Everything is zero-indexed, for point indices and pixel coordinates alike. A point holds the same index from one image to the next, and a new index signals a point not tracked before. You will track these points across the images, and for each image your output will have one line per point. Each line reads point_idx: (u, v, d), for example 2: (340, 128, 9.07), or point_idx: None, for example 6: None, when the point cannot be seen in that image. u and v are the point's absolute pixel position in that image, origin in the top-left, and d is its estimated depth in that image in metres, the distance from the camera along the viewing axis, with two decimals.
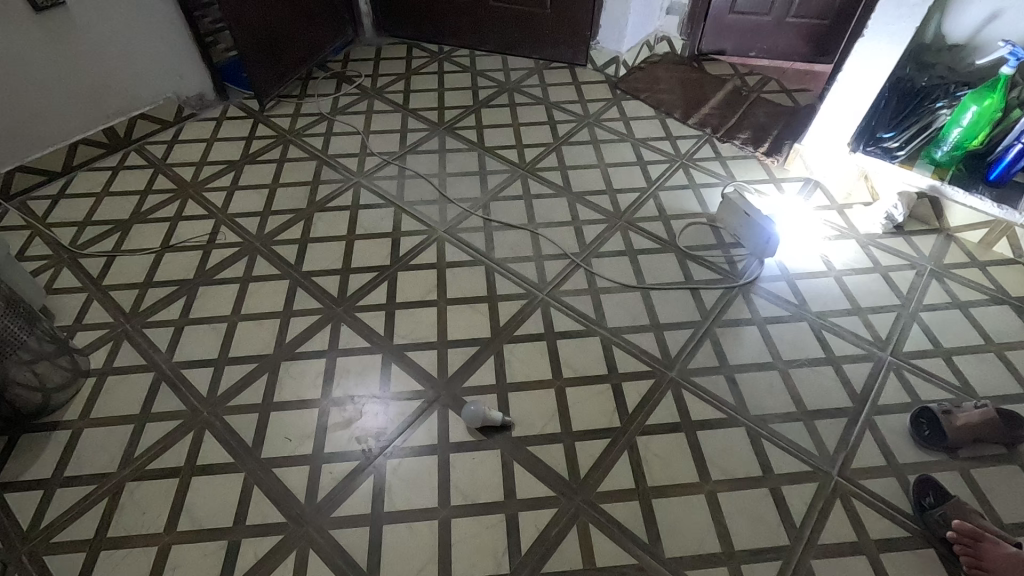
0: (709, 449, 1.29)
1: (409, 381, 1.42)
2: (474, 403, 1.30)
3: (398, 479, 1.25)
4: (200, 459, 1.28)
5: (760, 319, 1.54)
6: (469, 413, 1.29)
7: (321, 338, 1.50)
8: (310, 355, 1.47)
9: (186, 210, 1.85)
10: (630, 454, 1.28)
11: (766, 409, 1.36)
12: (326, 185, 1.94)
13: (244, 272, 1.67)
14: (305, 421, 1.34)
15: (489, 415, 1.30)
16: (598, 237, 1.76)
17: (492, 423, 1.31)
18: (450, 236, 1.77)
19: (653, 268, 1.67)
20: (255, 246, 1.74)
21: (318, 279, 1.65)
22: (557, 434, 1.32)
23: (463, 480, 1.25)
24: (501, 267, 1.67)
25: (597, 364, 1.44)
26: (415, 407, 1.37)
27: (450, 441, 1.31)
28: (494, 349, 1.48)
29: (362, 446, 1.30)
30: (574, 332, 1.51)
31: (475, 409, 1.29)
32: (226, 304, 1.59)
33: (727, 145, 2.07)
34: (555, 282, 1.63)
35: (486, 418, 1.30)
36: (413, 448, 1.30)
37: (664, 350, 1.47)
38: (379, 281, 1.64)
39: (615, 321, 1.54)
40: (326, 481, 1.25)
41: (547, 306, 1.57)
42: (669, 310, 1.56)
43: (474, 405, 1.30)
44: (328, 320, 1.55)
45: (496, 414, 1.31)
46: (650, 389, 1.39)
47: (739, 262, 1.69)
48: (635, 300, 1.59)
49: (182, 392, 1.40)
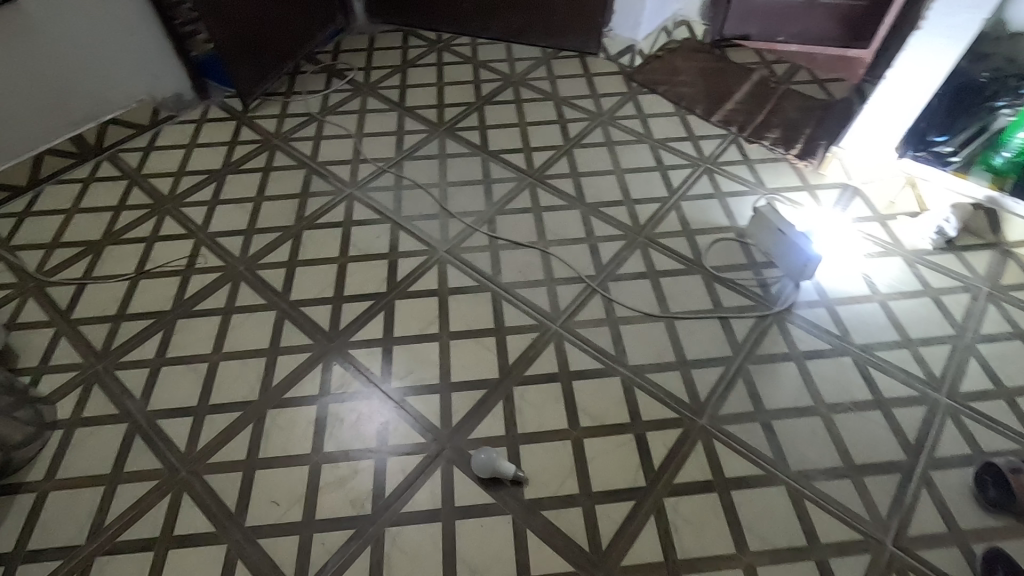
0: (746, 513, 1.15)
1: (409, 431, 1.28)
2: (488, 448, 1.20)
3: (398, 552, 1.12)
4: (178, 528, 1.16)
5: (797, 354, 1.38)
6: (478, 460, 1.18)
7: (311, 381, 1.36)
8: (300, 401, 1.33)
9: (163, 228, 1.69)
10: (658, 519, 1.14)
11: (809, 462, 1.21)
12: (316, 198, 1.77)
13: (226, 302, 1.52)
14: (295, 481, 1.21)
15: (500, 464, 1.17)
16: (615, 257, 1.59)
17: (503, 477, 1.18)
18: (453, 256, 1.61)
19: (676, 294, 1.51)
20: (239, 270, 1.59)
21: (308, 310, 1.50)
22: (575, 495, 1.18)
23: (471, 551, 1.12)
24: (509, 293, 1.52)
25: (618, 410, 1.29)
26: (415, 464, 1.23)
27: (455, 504, 1.18)
28: (502, 393, 1.33)
29: (357, 510, 1.17)
30: (590, 371, 1.36)
31: (486, 456, 1.18)
32: (208, 341, 1.44)
33: (755, 146, 1.88)
34: (570, 311, 1.48)
35: (497, 468, 1.17)
36: (415, 513, 1.17)
37: (692, 392, 1.32)
38: (375, 311, 1.49)
39: (636, 357, 1.39)
40: (317, 555, 1.12)
41: (561, 339, 1.42)
42: (695, 344, 1.41)
43: (485, 452, 1.18)
44: (319, 358, 1.40)
45: (509, 465, 1.18)
46: (677, 440, 1.25)
47: (772, 285, 1.52)
48: (657, 332, 1.43)
49: (158, 448, 1.26)
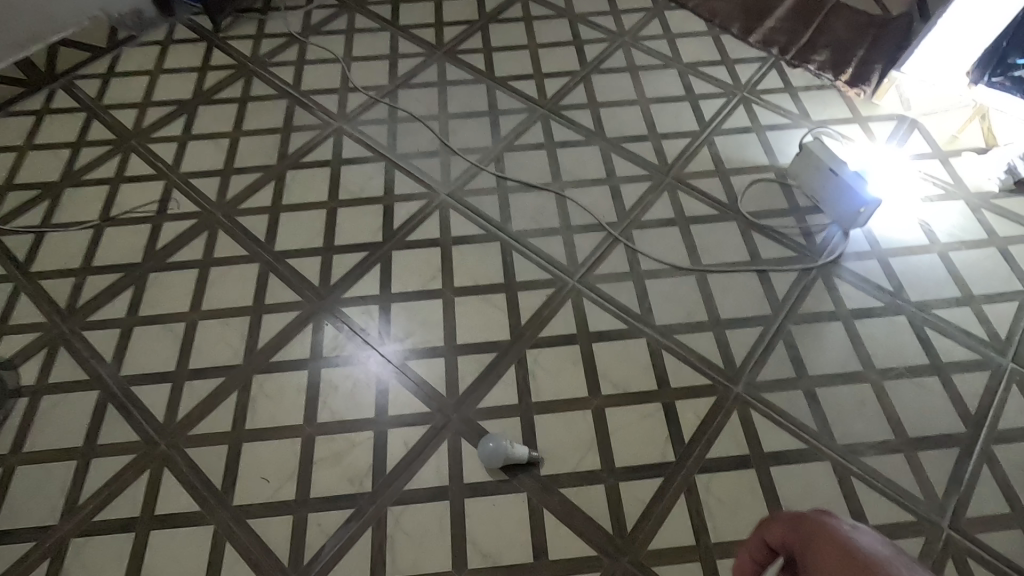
0: (787, 492, 1.04)
1: (410, 400, 1.15)
2: (494, 435, 1.04)
3: (402, 535, 1.02)
4: (160, 507, 1.05)
5: (845, 313, 1.23)
6: (486, 451, 1.03)
7: (301, 344, 1.22)
8: (290, 366, 1.19)
9: (129, 168, 1.50)
10: (689, 499, 1.03)
11: (857, 435, 1.09)
12: (300, 133, 1.57)
13: (204, 254, 1.36)
14: (286, 456, 1.10)
15: (512, 452, 1.03)
16: (639, 201, 1.41)
17: (516, 461, 1.05)
18: (456, 199, 1.43)
19: (709, 244, 1.34)
20: (216, 217, 1.41)
21: (295, 263, 1.34)
22: (596, 472, 1.07)
23: (483, 534, 1.02)
24: (520, 243, 1.35)
25: (644, 377, 1.16)
26: (419, 436, 1.11)
27: (463, 481, 1.06)
28: (514, 357, 1.19)
29: (355, 488, 1.06)
30: (612, 333, 1.22)
31: (494, 446, 1.03)
32: (185, 298, 1.29)
33: (798, 72, 1.65)
34: (589, 264, 1.32)
35: (509, 456, 1.03)
36: (420, 492, 1.06)
37: (726, 356, 1.18)
38: (370, 264, 1.33)
39: (664, 317, 1.24)
40: (313, 538, 1.02)
41: (579, 296, 1.27)
42: (729, 302, 1.26)
43: (493, 440, 1.04)
44: (309, 318, 1.26)
45: (521, 449, 1.05)
46: (710, 411, 1.12)
47: (817, 234, 1.35)
48: (687, 288, 1.28)
49: (134, 419, 1.14)
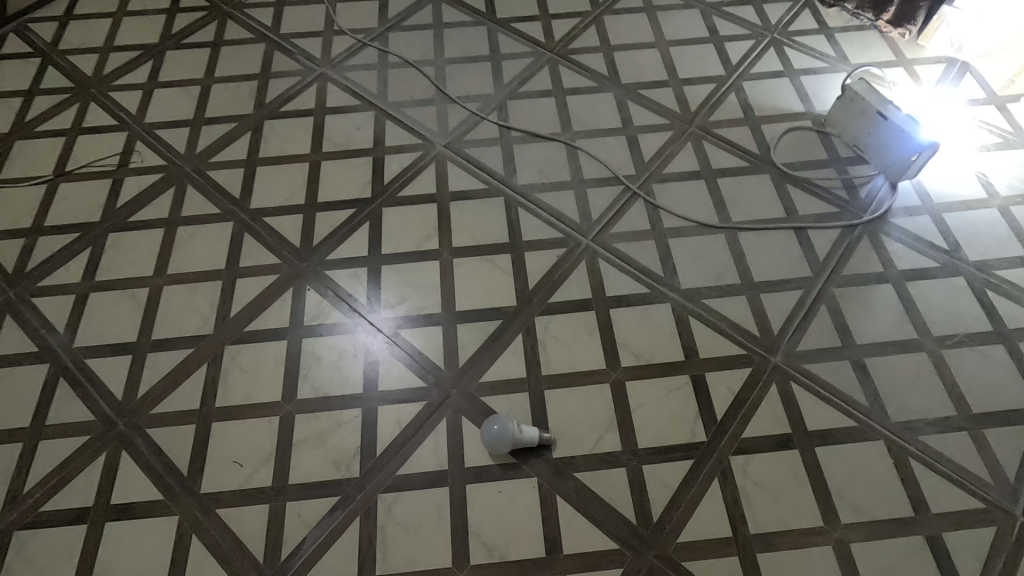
0: (836, 476, 0.91)
1: (404, 374, 1.01)
2: (500, 418, 0.91)
3: (395, 526, 0.89)
4: (117, 495, 0.92)
5: (895, 275, 1.09)
6: (491, 436, 0.90)
7: (280, 311, 1.08)
8: (267, 336, 1.05)
9: (88, 118, 1.34)
10: (723, 484, 0.90)
11: (914, 412, 0.95)
12: (279, 79, 1.40)
13: (171, 212, 1.20)
14: (262, 437, 0.96)
15: (520, 436, 0.89)
16: (660, 152, 1.26)
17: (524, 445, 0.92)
18: (455, 151, 1.27)
19: (739, 199, 1.19)
20: (184, 171, 1.26)
21: (273, 221, 1.19)
22: (617, 454, 0.93)
23: (487, 525, 0.89)
24: (527, 199, 1.20)
25: (669, 346, 1.02)
26: (414, 414, 0.98)
27: (464, 465, 0.93)
28: (520, 326, 1.05)
29: (340, 473, 0.93)
30: (632, 298, 1.08)
31: (500, 429, 0.89)
32: (148, 261, 1.14)
33: (834, 11, 1.47)
34: (604, 221, 1.17)
35: (517, 441, 0.90)
36: (415, 476, 0.92)
37: (762, 323, 1.04)
38: (357, 223, 1.18)
39: (690, 280, 1.10)
40: (292, 530, 0.89)
41: (594, 257, 1.12)
42: (764, 263, 1.11)
43: (498, 423, 0.90)
44: (289, 283, 1.11)
45: (530, 432, 0.91)
46: (745, 385, 0.98)
47: (861, 187, 1.20)
48: (715, 248, 1.13)
49: (89, 395, 1.00)
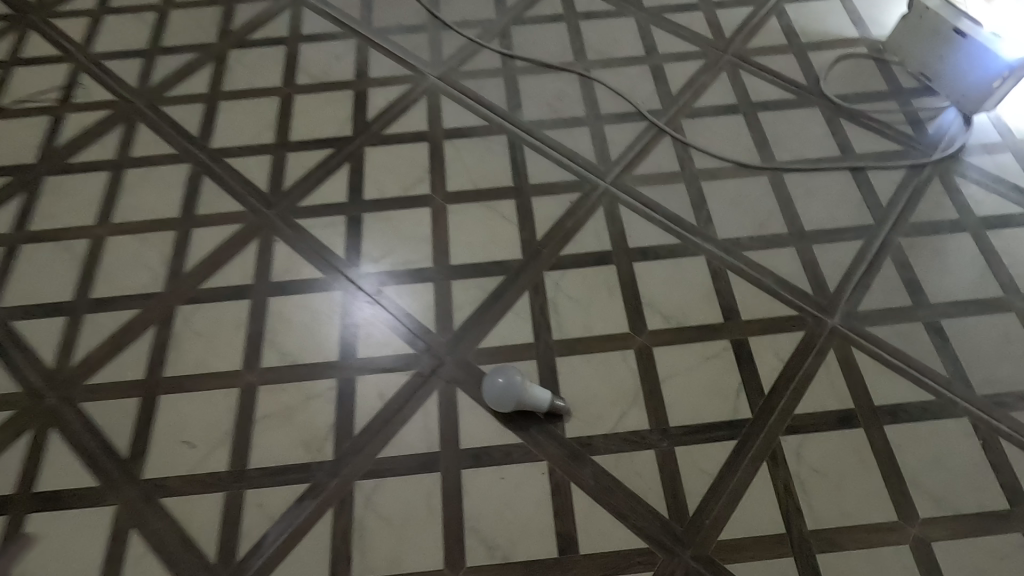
0: (910, 460, 0.75)
1: (388, 339, 0.85)
2: (508, 369, 0.76)
3: (375, 520, 0.74)
4: (43, 480, 0.77)
5: (973, 222, 0.91)
6: (494, 389, 0.76)
7: (243, 266, 0.92)
8: (227, 294, 0.89)
9: (27, 48, 1.16)
10: (773, 469, 0.74)
11: (1002, 383, 0.79)
12: (247, 4, 1.21)
13: (118, 153, 1.03)
14: (218, 412, 0.80)
15: (528, 393, 0.75)
16: (689, 84, 1.08)
17: (532, 409, 0.77)
18: (449, 83, 1.09)
19: (784, 137, 1.01)
20: (135, 107, 1.08)
21: (237, 163, 1.01)
22: (643, 433, 0.78)
23: (487, 519, 0.73)
24: (534, 137, 1.02)
25: (704, 306, 0.86)
26: (399, 386, 0.82)
27: (459, 446, 0.77)
28: (526, 282, 0.89)
29: (311, 455, 0.77)
30: (659, 251, 0.91)
31: (506, 383, 0.75)
32: (89, 209, 0.97)
33: None
34: (625, 162, 0.99)
35: (524, 399, 0.75)
36: (400, 460, 0.77)
37: (815, 279, 0.87)
38: (335, 165, 1.01)
39: (727, 229, 0.92)
40: (251, 524, 0.74)
41: (613, 203, 0.95)
42: (815, 209, 0.94)
43: (503, 375, 0.75)
44: (254, 233, 0.94)
45: (540, 392, 0.76)
46: (795, 352, 0.82)
47: (928, 121, 1.01)
48: (757, 192, 0.96)
49: (13, 362, 0.84)
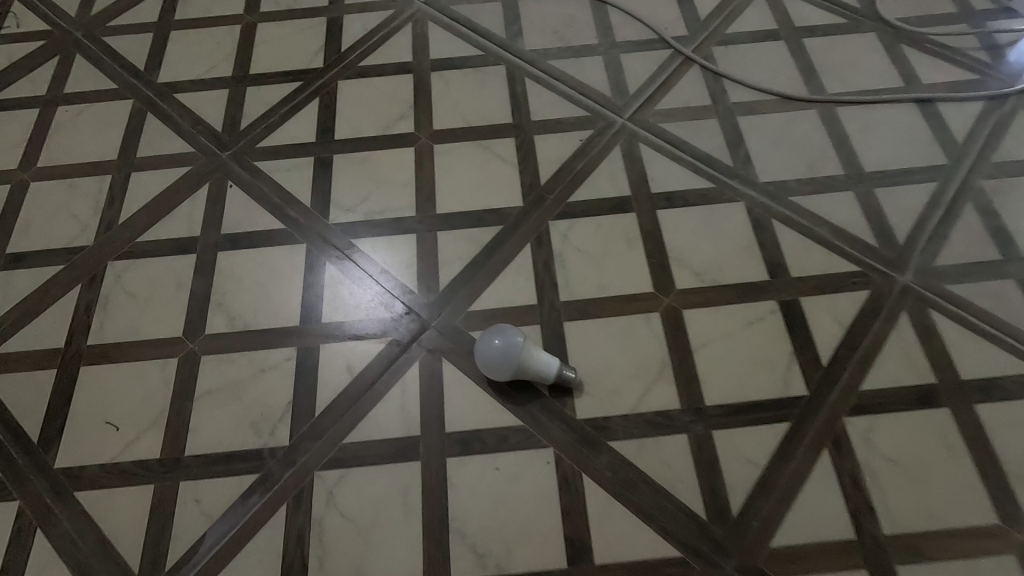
0: (1009, 447, 0.59)
1: (360, 301, 0.70)
2: (507, 329, 0.61)
3: (339, 520, 0.59)
4: None
5: None
6: (489, 354, 0.60)
7: (188, 214, 0.76)
8: (168, 248, 0.74)
9: None
10: (836, 459, 0.59)
11: None
12: None
13: (50, 89, 0.88)
14: (151, 387, 0.66)
15: (530, 358, 0.60)
16: (720, 8, 0.92)
17: (534, 378, 0.62)
18: (438, 9, 0.93)
19: (834, 65, 0.85)
20: (73, 38, 0.93)
21: (188, 99, 0.86)
22: (672, 413, 0.62)
23: (477, 519, 0.59)
24: (538, 67, 0.87)
25: (744, 261, 0.71)
26: (372, 356, 0.67)
27: (444, 429, 0.63)
28: (528, 233, 0.73)
29: (262, 440, 0.63)
30: (688, 196, 0.75)
31: (503, 346, 0.60)
32: (11, 152, 0.83)
33: None
34: (645, 95, 0.84)
35: (524, 366, 0.61)
36: (372, 446, 0.62)
37: (879, 229, 0.72)
38: (302, 100, 0.85)
39: (770, 171, 0.77)
40: (185, 524, 0.59)
41: (632, 141, 0.80)
42: (877, 147, 0.78)
43: (500, 337, 0.60)
44: (203, 177, 0.79)
45: (544, 357, 0.61)
46: (859, 316, 0.66)
47: (1007, 46, 0.85)
48: (805, 128, 0.80)
49: None
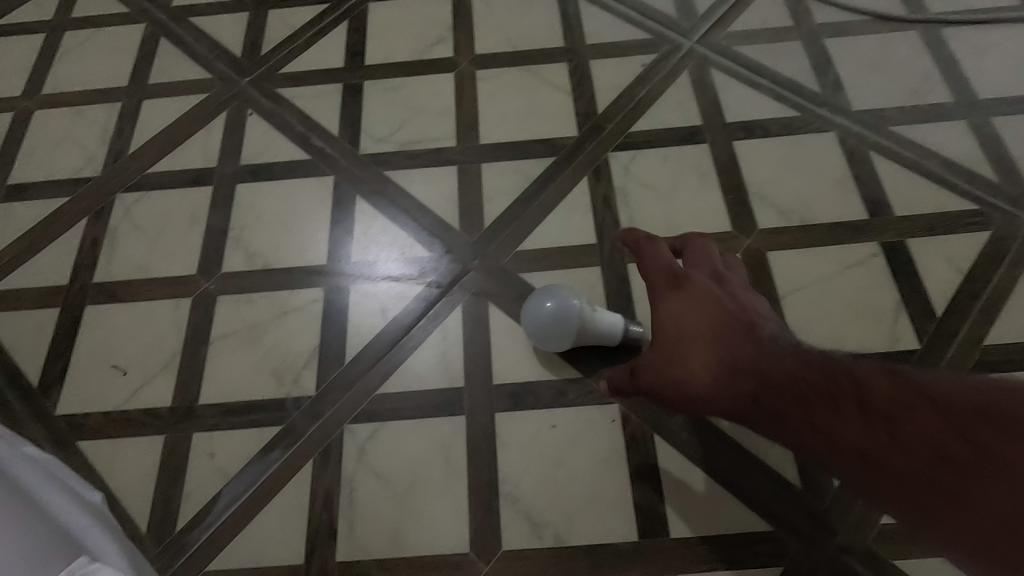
0: None
1: (395, 237, 0.62)
2: (557, 287, 0.51)
3: (372, 480, 0.52)
4: None
5: None
6: (540, 321, 0.51)
7: (204, 143, 0.69)
8: (182, 179, 0.67)
9: None
10: None
11: None
12: None
13: (57, 14, 0.81)
14: (162, 329, 0.59)
15: (592, 320, 0.51)
16: None
17: (597, 342, 0.53)
18: None
19: None
20: None
21: (204, 23, 0.78)
22: None
23: (531, 484, 0.51)
24: None
25: (837, 198, 0.61)
26: (408, 298, 0.59)
27: (492, 381, 0.54)
28: (584, 166, 0.64)
29: (284, 390, 0.55)
30: (769, 126, 0.65)
31: (558, 309, 0.50)
32: (14, 79, 0.75)
33: None
34: (716, 16, 0.73)
35: (586, 329, 0.51)
36: (409, 398, 0.54)
37: (1000, 162, 0.61)
38: (329, 23, 0.77)
39: (865, 97, 0.66)
40: (199, 480, 0.52)
41: (702, 65, 0.70)
42: (992, 71, 0.67)
43: (552, 299, 0.51)
44: (220, 104, 0.71)
45: (608, 317, 0.52)
46: (980, 260, 0.56)
47: None
48: (905, 51, 0.69)
49: None
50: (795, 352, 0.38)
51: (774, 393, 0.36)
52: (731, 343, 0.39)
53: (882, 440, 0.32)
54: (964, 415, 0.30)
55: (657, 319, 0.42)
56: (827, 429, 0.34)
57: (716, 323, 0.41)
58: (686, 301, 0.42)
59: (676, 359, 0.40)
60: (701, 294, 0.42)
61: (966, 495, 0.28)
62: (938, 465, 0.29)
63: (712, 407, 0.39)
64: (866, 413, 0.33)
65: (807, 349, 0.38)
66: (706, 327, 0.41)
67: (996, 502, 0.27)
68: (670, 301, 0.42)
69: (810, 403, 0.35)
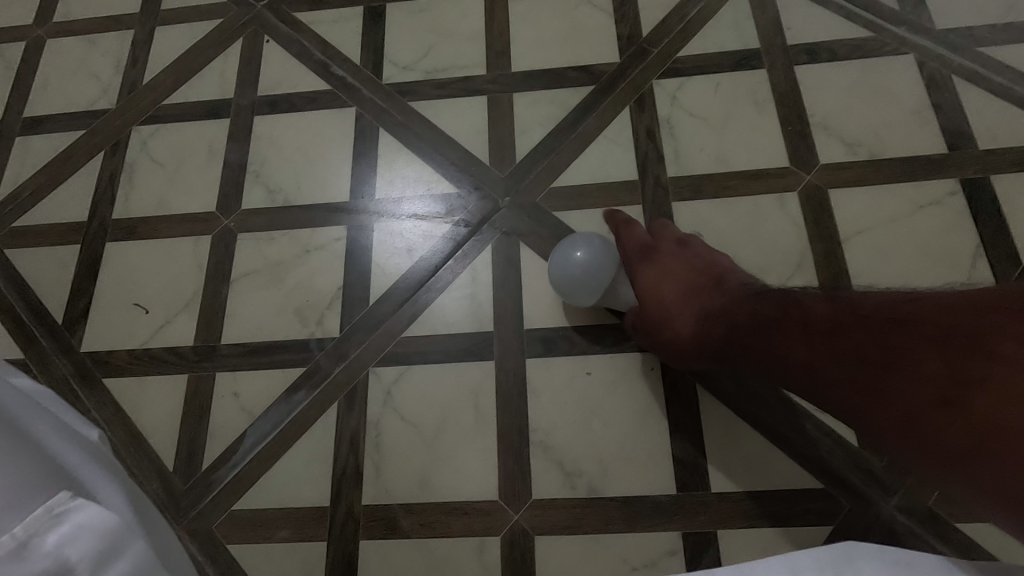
0: None
1: (419, 173, 0.58)
2: (578, 237, 0.47)
3: (399, 424, 0.50)
4: None
5: None
6: (567, 272, 0.47)
7: (220, 73, 0.65)
8: (198, 110, 0.63)
9: None
10: None
11: None
12: None
13: None
14: (183, 267, 0.57)
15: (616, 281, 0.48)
16: None
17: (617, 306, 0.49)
18: None
19: None
20: None
21: None
22: None
23: (564, 432, 0.48)
24: None
25: (913, 130, 0.54)
26: (434, 238, 0.55)
27: (523, 326, 0.51)
28: (625, 95, 0.59)
29: (308, 331, 0.53)
30: (837, 48, 0.58)
31: (586, 262, 0.46)
32: (23, 5, 0.72)
33: None
34: None
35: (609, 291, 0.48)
36: (436, 341, 0.52)
37: None
38: None
39: (951, 14, 0.58)
40: (224, 419, 0.51)
41: None
42: None
43: (582, 250, 0.47)
44: (235, 31, 0.67)
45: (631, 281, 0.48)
46: None
47: None
48: None
49: None
50: (756, 292, 0.42)
51: (739, 332, 0.40)
52: (702, 296, 0.44)
53: (821, 359, 0.34)
54: (881, 325, 0.32)
55: (638, 288, 0.48)
56: (778, 353, 0.37)
57: (686, 280, 0.46)
58: (657, 266, 0.48)
59: (656, 316, 0.46)
60: (673, 258, 0.48)
61: (878, 391, 0.30)
62: (861, 370, 0.32)
63: (696, 353, 0.44)
64: (807, 333, 0.36)
65: (768, 289, 0.41)
66: (683, 289, 0.46)
67: (882, 381, 0.30)
68: (644, 269, 0.48)
69: (768, 335, 0.38)
